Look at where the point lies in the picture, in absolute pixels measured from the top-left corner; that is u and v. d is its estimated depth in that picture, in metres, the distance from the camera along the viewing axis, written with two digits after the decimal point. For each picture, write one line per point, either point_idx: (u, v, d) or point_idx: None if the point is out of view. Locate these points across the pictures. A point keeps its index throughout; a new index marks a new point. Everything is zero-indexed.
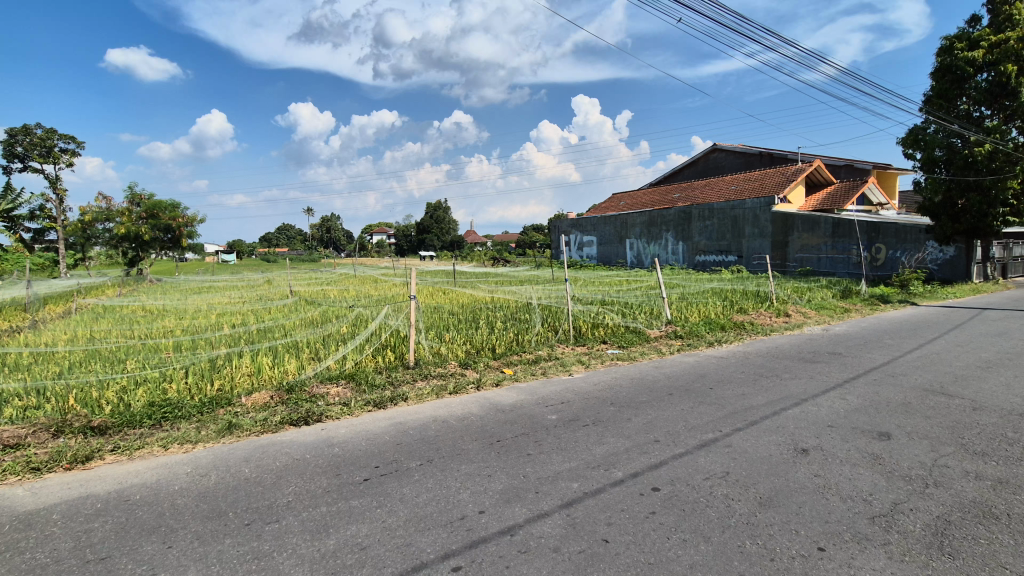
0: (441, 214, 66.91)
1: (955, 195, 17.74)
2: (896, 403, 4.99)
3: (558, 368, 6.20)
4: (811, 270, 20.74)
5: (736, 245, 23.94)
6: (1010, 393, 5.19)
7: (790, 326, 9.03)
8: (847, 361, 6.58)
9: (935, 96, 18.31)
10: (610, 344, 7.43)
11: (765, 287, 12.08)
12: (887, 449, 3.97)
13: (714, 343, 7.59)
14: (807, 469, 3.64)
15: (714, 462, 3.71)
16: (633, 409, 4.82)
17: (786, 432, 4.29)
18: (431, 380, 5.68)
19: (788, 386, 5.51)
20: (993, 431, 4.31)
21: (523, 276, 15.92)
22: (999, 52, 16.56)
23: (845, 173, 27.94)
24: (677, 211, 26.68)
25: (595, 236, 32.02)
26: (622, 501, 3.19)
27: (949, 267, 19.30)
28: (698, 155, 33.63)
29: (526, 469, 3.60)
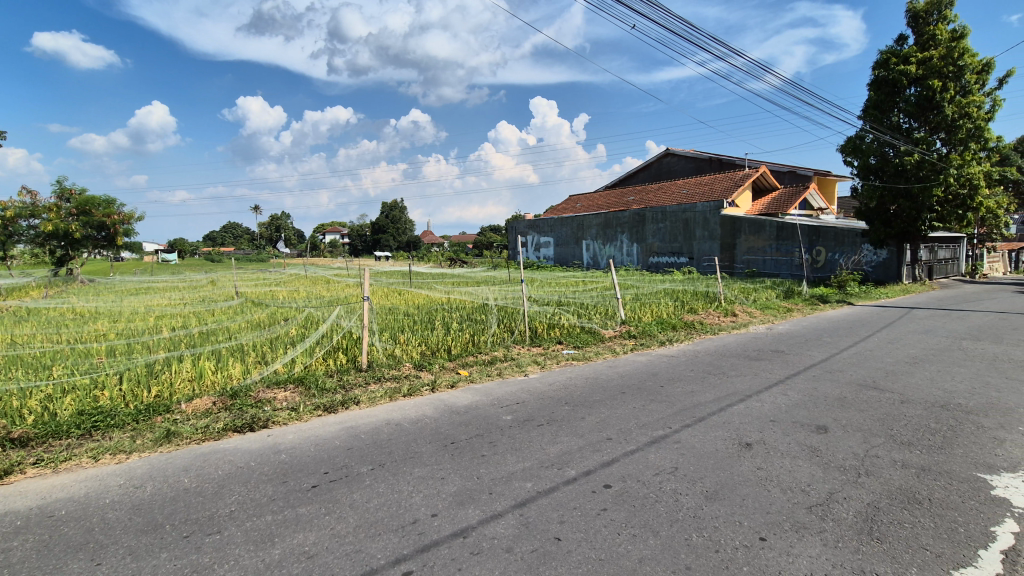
0: (397, 214, 66.10)
1: (888, 201, 18.86)
2: (833, 397, 5.27)
3: (514, 368, 6.23)
4: (757, 271, 21.83)
5: (688, 247, 24.69)
6: (934, 387, 5.58)
7: (737, 326, 9.38)
8: (789, 358, 6.90)
9: (870, 107, 19.47)
10: (566, 344, 7.53)
11: (714, 288, 12.53)
12: (823, 442, 4.18)
13: (665, 342, 7.79)
14: (750, 462, 3.79)
15: (664, 459, 3.81)
16: (587, 408, 4.89)
17: (732, 427, 4.46)
18: (385, 383, 5.59)
19: (734, 383, 5.73)
20: (920, 422, 4.61)
21: (480, 278, 15.91)
22: (926, 69, 17.87)
23: (789, 178, 29.37)
24: (632, 214, 27.29)
25: (553, 237, 32.33)
26: (575, 499, 3.23)
27: (882, 269, 20.56)
28: (652, 159, 34.56)
29: (480, 471, 3.58)
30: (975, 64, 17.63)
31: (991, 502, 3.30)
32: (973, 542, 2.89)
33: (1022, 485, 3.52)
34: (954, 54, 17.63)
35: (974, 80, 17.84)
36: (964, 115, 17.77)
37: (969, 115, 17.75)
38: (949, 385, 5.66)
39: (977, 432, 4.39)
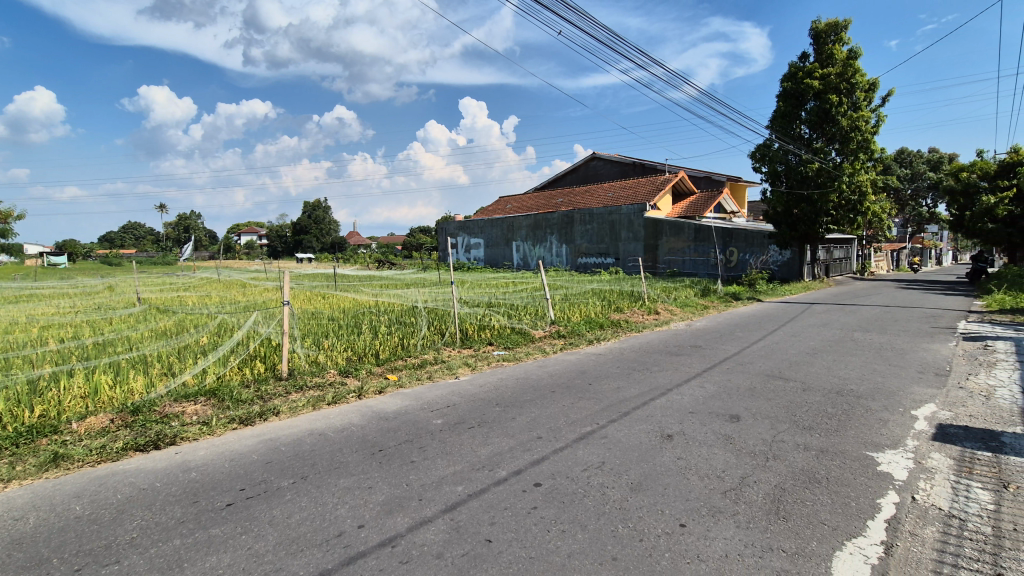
0: (321, 214, 63.66)
1: (792, 205, 20.52)
2: (745, 387, 5.66)
3: (444, 371, 6.16)
4: (677, 271, 22.97)
5: (614, 248, 25.59)
6: (830, 375, 6.14)
7: (659, 324, 9.85)
8: (706, 353, 7.33)
9: (778, 117, 21.06)
10: (497, 345, 7.56)
11: (638, 287, 13.08)
12: (736, 430, 4.47)
13: (593, 341, 8.01)
14: (671, 453, 3.98)
15: (591, 454, 3.92)
16: (517, 408, 4.93)
17: (654, 420, 4.67)
18: (308, 391, 5.34)
19: (657, 377, 6.01)
20: (819, 407, 5.05)
21: (409, 279, 15.65)
22: (825, 84, 19.61)
23: (705, 183, 31.25)
24: (560, 215, 27.90)
25: (483, 238, 32.40)
26: (506, 499, 3.24)
27: (786, 268, 22.31)
28: (579, 162, 35.54)
29: (410, 477, 3.51)
30: (864, 83, 19.61)
31: (878, 477, 3.68)
32: (863, 514, 3.21)
33: (902, 460, 3.95)
34: (848, 72, 19.49)
35: (864, 97, 19.81)
36: (855, 128, 19.68)
37: (859, 129, 19.71)
38: (843, 372, 6.25)
39: (867, 415, 4.88)
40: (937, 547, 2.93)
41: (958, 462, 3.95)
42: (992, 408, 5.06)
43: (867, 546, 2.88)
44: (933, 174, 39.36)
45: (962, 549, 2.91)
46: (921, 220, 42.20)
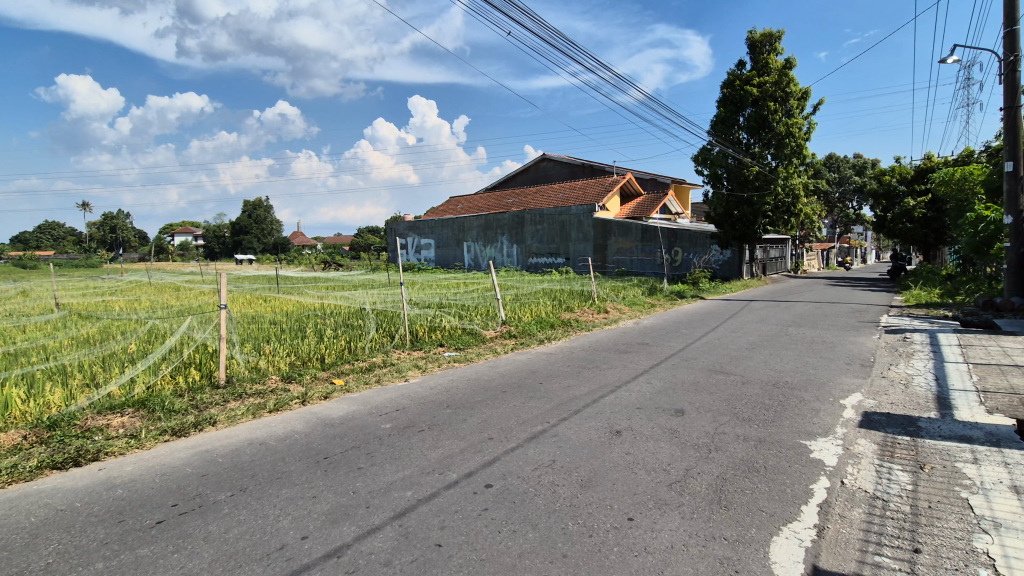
0: (262, 214, 61.21)
1: (732, 207, 21.46)
2: (689, 382, 5.86)
3: (393, 374, 6.03)
4: (625, 270, 23.54)
5: (564, 248, 25.95)
6: (768, 368, 6.46)
7: (608, 322, 10.06)
8: (652, 350, 7.55)
9: (719, 122, 21.96)
10: (447, 346, 7.48)
11: (587, 287, 13.32)
12: (681, 423, 4.62)
13: (544, 340, 8.08)
14: (619, 448, 4.06)
15: (542, 453, 3.94)
16: (468, 410, 4.90)
17: (603, 417, 4.75)
18: (248, 399, 5.10)
19: (606, 375, 6.13)
20: (757, 400, 5.29)
21: (357, 281, 15.28)
22: (761, 92, 20.64)
23: (651, 185, 32.22)
24: (511, 216, 28.00)
25: (434, 239, 32.07)
26: (457, 502, 3.21)
27: (727, 267, 23.30)
28: (530, 163, 35.82)
29: (356, 484, 3.41)
30: (797, 91, 20.74)
31: (810, 463, 3.90)
32: (797, 499, 3.39)
33: (832, 447, 4.20)
34: (782, 81, 20.55)
35: (797, 105, 20.95)
36: (790, 134, 20.78)
37: (793, 135, 20.83)
38: (779, 365, 6.59)
39: (801, 405, 5.15)
40: (864, 527, 3.12)
41: (882, 447, 4.24)
42: (910, 396, 5.46)
43: (801, 530, 3.04)
44: (858, 178, 42.26)
45: (885, 527, 3.12)
46: (848, 220, 45.22)
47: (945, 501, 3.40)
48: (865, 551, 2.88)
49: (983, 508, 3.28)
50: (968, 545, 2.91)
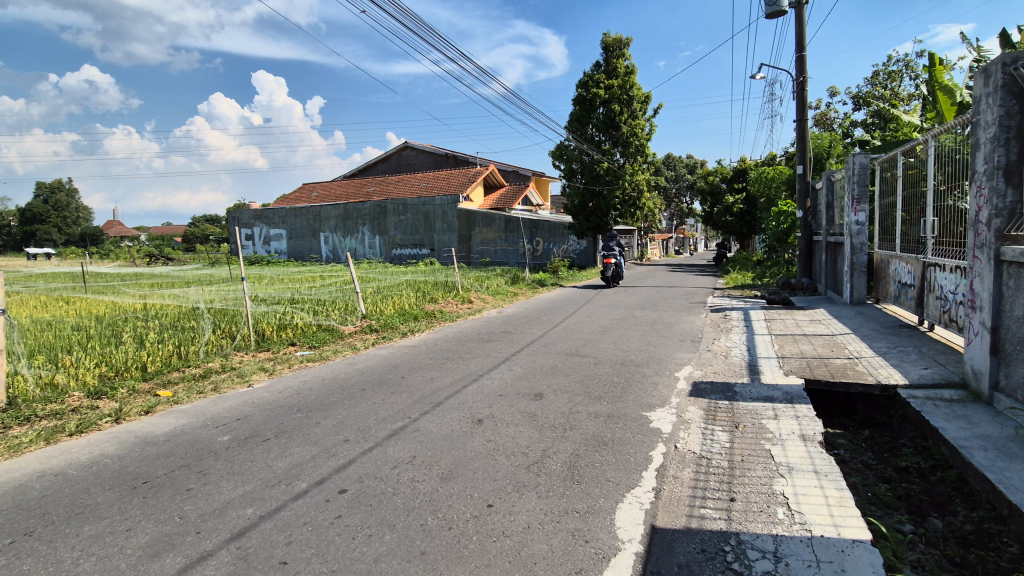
0: (64, 199, 51.53)
1: (587, 199, 22.96)
2: (547, 367, 6.14)
3: (233, 380, 5.42)
4: (490, 260, 23.92)
5: (428, 239, 25.70)
6: (616, 349, 7.04)
7: (472, 312, 10.15)
8: (514, 338, 7.76)
9: (574, 119, 23.34)
10: (299, 345, 6.93)
11: (451, 277, 13.34)
12: (538, 407, 4.82)
13: (406, 333, 7.88)
14: (480, 437, 4.10)
15: (402, 449, 3.83)
16: (322, 412, 4.59)
17: (466, 407, 4.76)
18: (41, 422, 4.24)
19: (468, 365, 6.16)
20: (607, 378, 5.73)
21: (191, 276, 13.56)
22: (610, 94, 22.37)
23: (514, 177, 33.26)
24: (372, 205, 26.88)
25: (286, 229, 29.66)
26: (305, 513, 2.98)
27: (584, 256, 24.66)
28: (391, 151, 34.79)
29: (184, 508, 3.01)
30: (640, 95, 22.77)
31: (650, 432, 4.31)
32: (639, 466, 3.72)
33: (668, 416, 4.69)
34: (628, 85, 22.44)
35: (639, 108, 22.98)
36: (633, 135, 22.76)
37: (636, 135, 22.91)
38: (626, 345, 7.22)
39: (644, 380, 5.70)
40: (693, 485, 3.53)
41: (707, 411, 4.84)
42: (729, 365, 6.33)
43: (642, 495, 3.33)
44: (690, 176, 48.12)
45: (709, 483, 3.56)
46: (683, 214, 51.36)
47: (754, 453, 3.98)
48: (694, 506, 3.26)
49: (781, 456, 3.91)
50: (770, 489, 3.44)
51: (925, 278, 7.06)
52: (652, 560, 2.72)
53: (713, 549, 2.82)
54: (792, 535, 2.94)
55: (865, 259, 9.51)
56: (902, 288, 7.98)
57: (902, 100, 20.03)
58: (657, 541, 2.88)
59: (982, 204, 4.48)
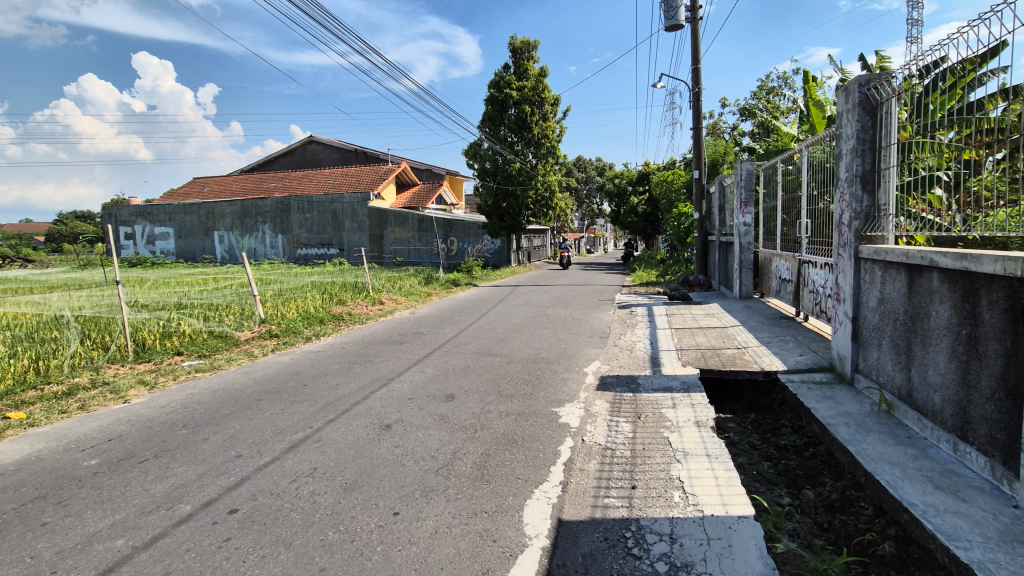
0: None
1: (500, 199, 23.09)
2: (459, 367, 6.11)
3: (105, 397, 4.84)
4: (403, 261, 23.47)
5: (337, 238, 24.67)
6: (527, 347, 7.16)
7: (383, 313, 9.88)
8: (427, 338, 7.66)
9: (486, 119, 23.41)
10: (187, 355, 6.35)
11: (361, 278, 12.89)
12: (449, 408, 4.77)
13: (311, 338, 7.49)
14: (388, 443, 3.98)
15: (302, 462, 3.62)
16: (212, 426, 4.23)
17: (373, 413, 4.61)
18: None
19: (378, 369, 5.98)
20: (518, 376, 5.81)
21: (54, 280, 12.00)
22: (521, 95, 22.70)
23: (428, 175, 32.88)
24: (274, 202, 25.34)
25: (174, 228, 27.14)
26: (189, 539, 2.73)
27: (497, 255, 24.87)
28: (296, 145, 33.01)
29: (36, 546, 2.63)
30: (551, 98, 23.36)
31: (560, 427, 4.42)
32: (548, 462, 3.79)
33: (576, 410, 4.83)
34: (539, 88, 22.91)
35: (550, 110, 23.54)
36: (545, 136, 23.27)
37: (547, 137, 23.48)
38: (537, 343, 7.37)
39: (554, 376, 5.84)
40: (597, 475, 3.66)
41: (613, 404, 5.05)
42: (633, 359, 6.65)
43: (549, 490, 3.39)
44: (600, 178, 50.30)
45: (613, 472, 3.71)
46: (594, 214, 53.51)
47: (653, 441, 4.20)
48: (598, 496, 3.38)
49: (678, 442, 4.16)
50: (667, 474, 3.66)
51: (800, 274, 7.88)
52: (557, 553, 2.78)
53: (615, 537, 2.94)
54: (687, 516, 3.13)
55: (752, 256, 10.42)
56: (782, 283, 8.82)
57: (781, 113, 22.17)
58: (563, 535, 2.95)
59: (844, 208, 5.05)
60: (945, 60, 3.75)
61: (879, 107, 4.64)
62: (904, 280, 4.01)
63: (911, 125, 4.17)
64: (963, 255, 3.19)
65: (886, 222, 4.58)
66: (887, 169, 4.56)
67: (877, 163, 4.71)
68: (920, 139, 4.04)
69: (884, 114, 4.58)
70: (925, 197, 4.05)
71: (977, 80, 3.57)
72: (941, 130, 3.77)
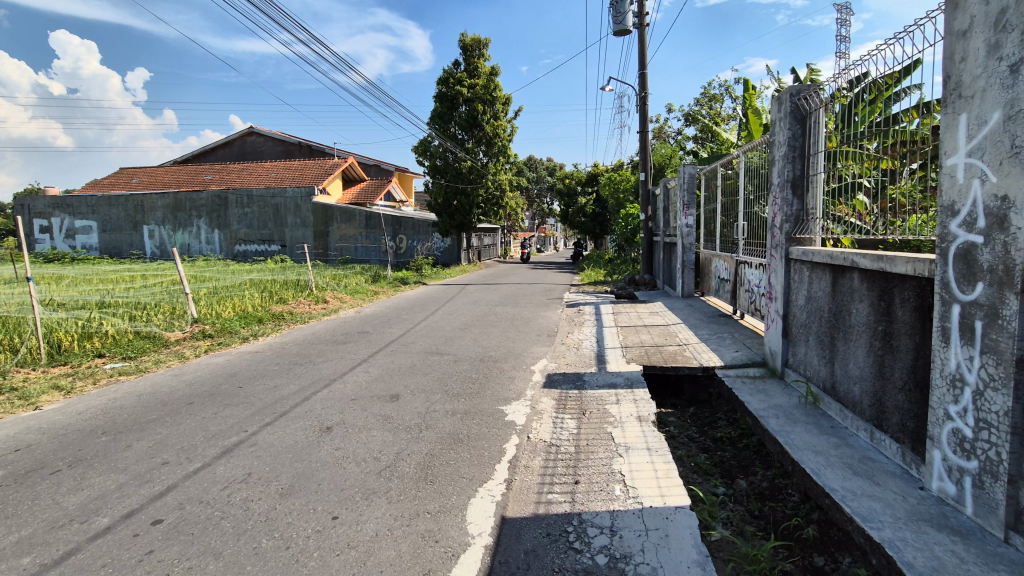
0: None
1: (450, 197, 22.92)
2: (405, 366, 6.02)
3: (12, 404, 4.45)
4: (348, 258, 22.90)
5: (279, 234, 23.78)
6: (474, 345, 7.15)
7: (327, 312, 9.60)
8: (372, 338, 7.51)
9: (436, 116, 23.13)
10: (109, 357, 5.94)
11: (304, 276, 12.46)
12: (394, 408, 4.69)
13: (248, 338, 7.17)
14: (328, 445, 3.86)
15: (236, 467, 3.46)
16: (136, 432, 3.98)
17: (313, 415, 4.46)
18: None
19: (320, 369, 5.80)
20: (465, 374, 5.79)
21: None
22: (472, 93, 22.59)
23: (376, 171, 32.20)
24: (211, 196, 24.10)
25: (97, 221, 25.31)
26: (106, 553, 2.56)
27: (448, 254, 24.81)
28: (235, 136, 31.51)
29: None
30: (502, 97, 23.38)
31: (505, 425, 4.44)
32: (493, 460, 3.80)
33: (522, 408, 4.85)
34: (490, 87, 22.87)
35: (501, 109, 23.58)
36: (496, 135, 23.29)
37: (498, 136, 23.48)
38: (485, 342, 7.37)
39: (501, 374, 5.86)
40: (541, 472, 3.70)
41: (558, 401, 5.12)
42: (580, 356, 6.77)
43: (493, 489, 3.39)
44: (550, 178, 50.96)
45: (556, 469, 3.76)
46: (544, 213, 54.12)
47: (597, 437, 4.29)
48: (541, 493, 3.42)
49: (620, 437, 4.27)
50: (610, 468, 3.74)
51: (737, 275, 8.26)
52: (499, 551, 2.78)
53: (557, 532, 2.97)
54: (626, 508, 3.22)
55: (693, 257, 10.77)
56: (720, 283, 9.22)
57: (722, 120, 23.18)
58: (506, 532, 2.96)
59: (776, 211, 5.33)
60: (867, 75, 4.02)
61: (809, 116, 4.92)
62: (829, 280, 4.27)
63: (838, 134, 4.44)
64: (879, 257, 3.43)
65: (814, 225, 4.86)
66: (815, 175, 4.84)
67: (806, 169, 4.99)
68: (845, 147, 4.30)
69: (813, 123, 4.86)
70: (850, 202, 4.31)
71: (894, 95, 3.84)
72: (864, 140, 4.02)
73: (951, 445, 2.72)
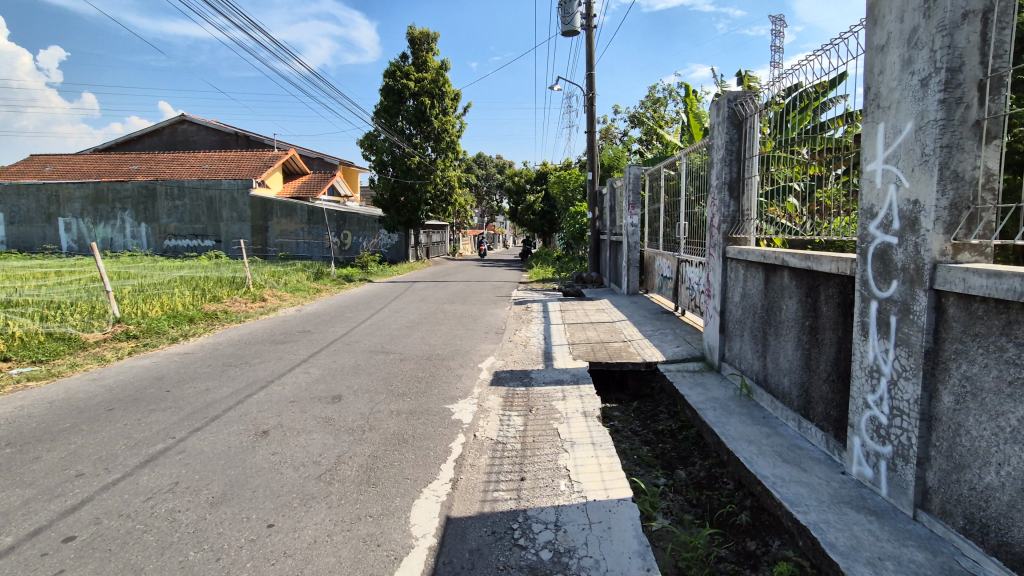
0: None
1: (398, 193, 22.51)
2: (348, 366, 5.85)
3: None
4: (289, 255, 22.06)
5: (213, 229, 22.55)
6: (420, 344, 7.04)
7: (265, 311, 9.19)
8: (313, 337, 7.24)
9: (382, 110, 22.66)
10: (15, 360, 5.42)
11: (240, 272, 11.88)
12: (336, 410, 4.53)
13: (177, 339, 6.74)
14: (264, 450, 3.69)
15: (161, 476, 3.25)
16: (47, 442, 3.66)
17: (248, 418, 4.26)
18: None
19: (256, 371, 5.54)
20: (410, 374, 5.68)
21: None
22: (419, 87, 22.29)
23: (319, 164, 31.13)
24: (137, 187, 22.55)
25: (4, 212, 23.13)
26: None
27: (394, 251, 24.23)
28: (164, 124, 29.61)
29: None
30: (451, 93, 23.17)
31: (451, 424, 4.39)
32: (438, 460, 3.75)
33: (468, 407, 4.82)
34: (439, 82, 22.63)
35: (450, 105, 23.38)
36: (444, 130, 23.05)
37: (447, 131, 23.24)
38: (432, 340, 7.27)
39: (447, 373, 5.79)
40: (487, 470, 3.69)
41: (505, 399, 5.11)
42: (527, 354, 6.79)
43: (438, 489, 3.35)
44: (499, 176, 51.03)
45: (502, 466, 3.76)
46: (494, 211, 54.15)
47: (543, 433, 4.32)
48: (487, 491, 3.40)
49: (566, 433, 4.31)
50: (555, 464, 3.77)
51: (678, 273, 8.56)
52: (444, 551, 2.75)
53: (502, 529, 2.97)
54: (571, 503, 3.25)
55: (638, 256, 11.10)
56: (663, 281, 9.51)
57: (665, 123, 23.96)
58: (450, 532, 2.92)
59: (715, 211, 5.55)
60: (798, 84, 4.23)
61: (745, 120, 5.15)
62: (762, 277, 4.48)
63: (772, 139, 4.66)
64: (808, 256, 3.63)
65: (749, 226, 5.09)
66: (750, 178, 5.07)
67: (742, 172, 5.22)
68: (778, 152, 4.52)
69: (749, 128, 5.09)
70: (782, 204, 4.53)
71: (822, 104, 4.06)
72: (796, 145, 4.24)
73: (869, 432, 2.91)
